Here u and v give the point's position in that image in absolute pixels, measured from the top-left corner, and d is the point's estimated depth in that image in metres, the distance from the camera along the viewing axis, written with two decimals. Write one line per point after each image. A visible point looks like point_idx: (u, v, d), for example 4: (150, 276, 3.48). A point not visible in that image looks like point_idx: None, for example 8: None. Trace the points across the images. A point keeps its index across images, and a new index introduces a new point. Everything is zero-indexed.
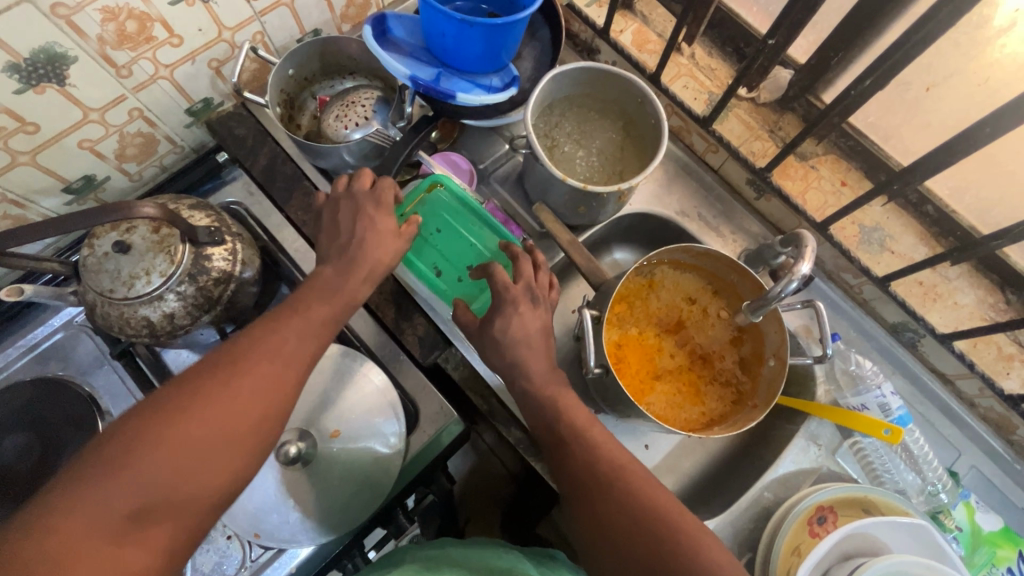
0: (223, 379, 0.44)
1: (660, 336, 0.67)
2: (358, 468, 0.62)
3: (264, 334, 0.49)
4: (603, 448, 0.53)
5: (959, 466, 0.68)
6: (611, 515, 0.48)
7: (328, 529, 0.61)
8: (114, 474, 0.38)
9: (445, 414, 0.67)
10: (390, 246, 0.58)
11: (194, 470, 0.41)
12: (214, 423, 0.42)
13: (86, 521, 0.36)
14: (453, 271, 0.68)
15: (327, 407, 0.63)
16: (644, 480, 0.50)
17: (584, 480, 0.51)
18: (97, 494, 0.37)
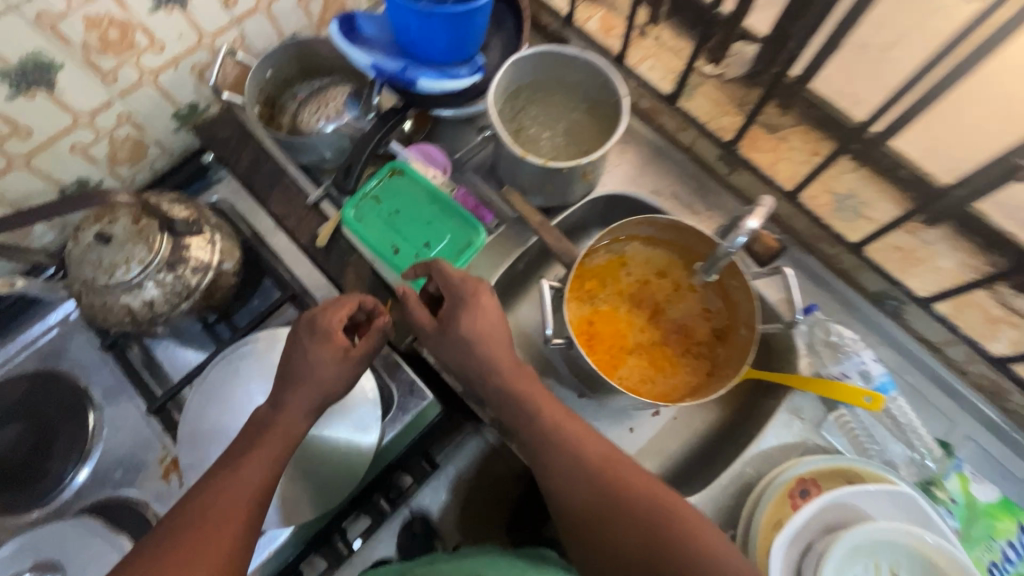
0: (192, 533, 0.50)
1: (632, 312, 0.66)
2: (336, 449, 0.64)
3: (226, 476, 0.54)
4: (587, 443, 0.54)
5: (952, 437, 0.65)
6: (613, 527, 0.50)
7: (311, 506, 0.62)
8: None
9: (417, 394, 0.68)
10: (330, 388, 0.59)
11: None
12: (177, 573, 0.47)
13: None
14: (410, 248, 0.68)
15: None
16: (627, 470, 0.53)
17: (576, 483, 0.52)
18: None
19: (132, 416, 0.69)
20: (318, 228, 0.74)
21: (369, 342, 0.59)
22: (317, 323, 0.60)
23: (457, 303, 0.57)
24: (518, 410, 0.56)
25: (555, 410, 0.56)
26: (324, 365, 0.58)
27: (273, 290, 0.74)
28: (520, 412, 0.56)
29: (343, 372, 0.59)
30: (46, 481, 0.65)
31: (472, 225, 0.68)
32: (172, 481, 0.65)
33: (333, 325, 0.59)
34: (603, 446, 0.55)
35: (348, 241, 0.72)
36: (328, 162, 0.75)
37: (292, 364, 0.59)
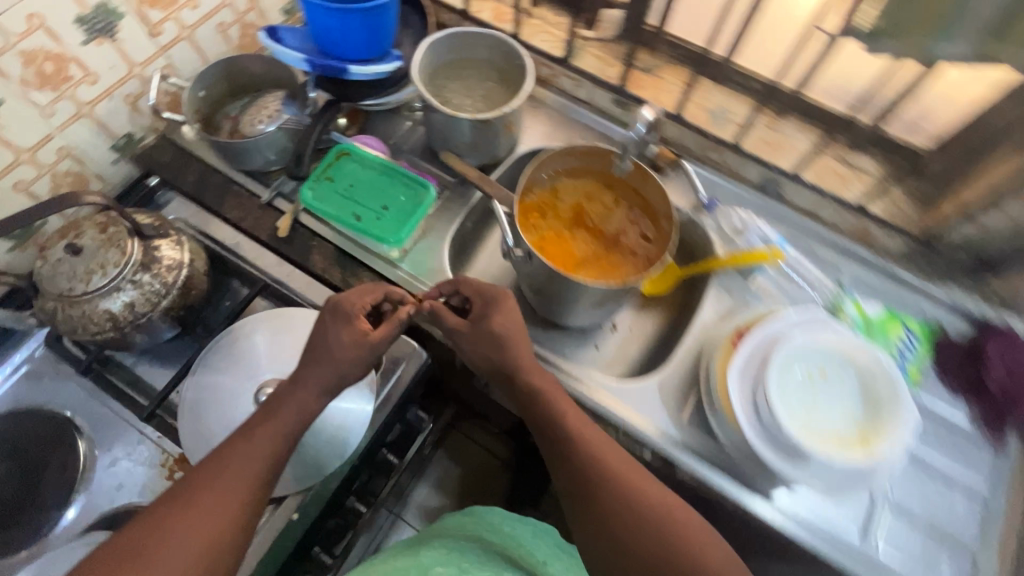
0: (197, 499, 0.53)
1: (574, 231, 0.78)
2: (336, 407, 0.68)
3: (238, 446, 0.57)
4: (608, 456, 0.59)
5: (842, 278, 0.79)
6: (615, 523, 0.55)
7: (323, 462, 0.66)
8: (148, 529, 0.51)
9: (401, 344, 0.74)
10: (351, 371, 0.63)
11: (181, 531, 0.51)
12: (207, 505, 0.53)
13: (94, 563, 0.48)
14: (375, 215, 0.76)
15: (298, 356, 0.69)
16: (642, 483, 0.58)
17: (589, 481, 0.58)
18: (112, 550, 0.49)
19: (122, 432, 0.68)
20: (277, 222, 0.79)
21: (388, 331, 0.64)
22: (343, 308, 0.64)
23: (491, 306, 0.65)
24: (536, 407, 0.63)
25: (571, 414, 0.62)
26: (345, 347, 0.62)
27: (241, 288, 0.78)
28: (548, 407, 0.62)
29: (360, 355, 0.63)
30: (41, 511, 0.64)
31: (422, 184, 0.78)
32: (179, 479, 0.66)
33: (356, 308, 0.64)
34: (621, 463, 0.59)
35: (309, 227, 0.79)
36: (273, 164, 0.81)
37: (313, 344, 0.63)
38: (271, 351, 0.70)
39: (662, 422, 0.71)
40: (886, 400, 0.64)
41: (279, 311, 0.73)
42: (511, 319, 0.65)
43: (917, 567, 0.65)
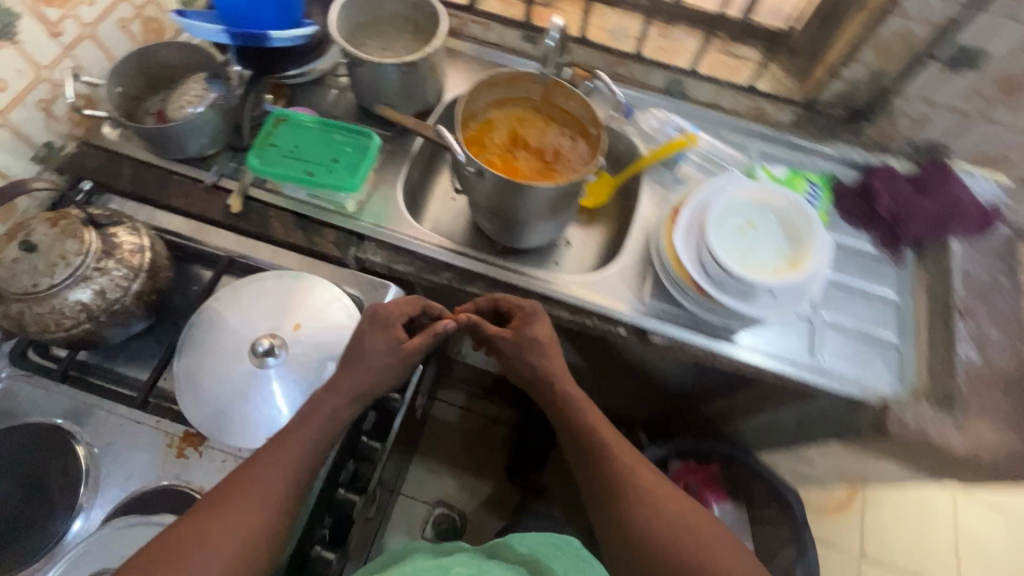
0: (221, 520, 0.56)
1: (515, 154, 0.84)
2: (332, 351, 0.71)
3: (268, 455, 0.61)
4: (630, 465, 0.68)
5: (751, 152, 0.91)
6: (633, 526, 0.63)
7: None
8: (196, 525, 0.56)
9: (378, 285, 0.78)
10: (381, 377, 0.67)
11: (224, 532, 0.56)
12: (250, 505, 0.58)
13: (154, 554, 0.54)
14: (329, 167, 0.76)
15: (284, 308, 0.72)
16: (664, 496, 0.65)
17: (614, 488, 0.67)
18: (170, 541, 0.55)
19: (116, 426, 0.68)
20: (227, 200, 0.80)
21: (424, 339, 0.69)
22: (382, 318, 0.69)
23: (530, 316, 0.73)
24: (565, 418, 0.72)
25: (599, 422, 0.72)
26: (379, 353, 0.67)
27: (203, 271, 0.78)
28: (578, 413, 0.72)
29: (392, 361, 0.68)
30: (53, 517, 0.63)
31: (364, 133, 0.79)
32: (190, 454, 0.66)
33: (393, 316, 0.69)
34: (645, 477, 0.67)
35: (262, 199, 0.80)
36: (209, 148, 0.80)
37: (351, 354, 0.67)
38: (251, 315, 0.71)
39: (628, 299, 0.79)
40: (805, 229, 0.75)
41: (256, 275, 0.74)
42: (546, 327, 0.73)
43: (858, 367, 0.77)
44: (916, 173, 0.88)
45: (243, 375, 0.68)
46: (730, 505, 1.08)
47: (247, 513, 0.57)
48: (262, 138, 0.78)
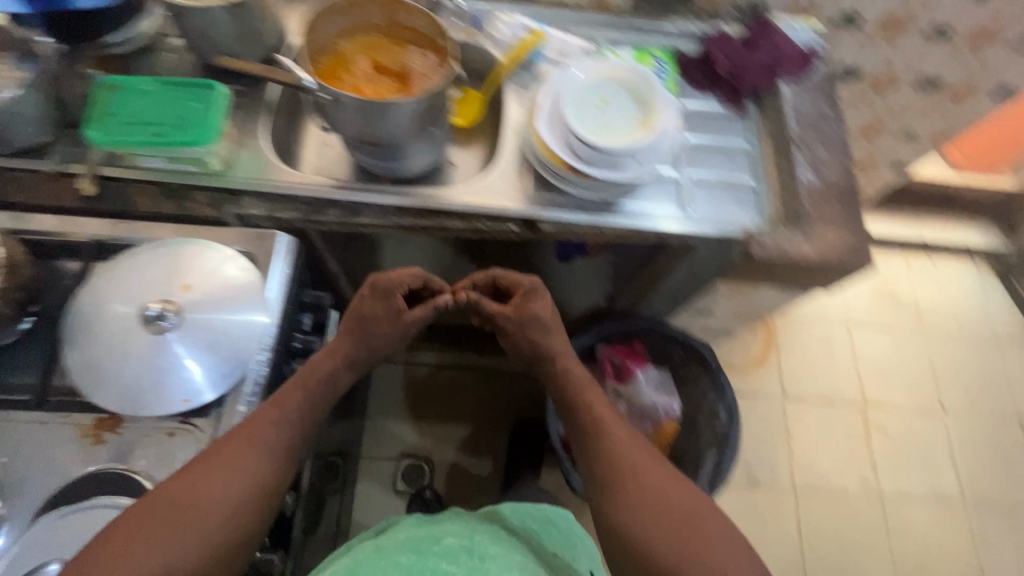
0: (208, 482, 0.62)
1: (371, 79, 0.84)
2: (231, 305, 0.70)
3: (265, 415, 0.68)
4: (633, 458, 0.75)
5: (599, 40, 0.96)
6: (626, 510, 0.71)
7: (240, 353, 0.69)
8: (199, 472, 0.63)
9: (266, 235, 0.77)
10: (379, 340, 0.83)
11: (227, 479, 0.63)
12: (249, 459, 0.65)
13: (163, 497, 0.61)
14: (182, 126, 0.73)
15: (170, 272, 0.70)
16: (662, 489, 0.72)
17: (614, 473, 0.74)
18: (176, 486, 0.62)
19: (17, 431, 0.65)
20: (76, 184, 0.76)
21: (419, 310, 0.84)
22: (384, 288, 0.83)
23: (529, 291, 0.89)
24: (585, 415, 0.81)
25: (610, 416, 0.81)
26: (379, 318, 0.82)
27: (69, 263, 0.74)
28: (584, 398, 0.83)
29: (391, 324, 0.83)
30: None
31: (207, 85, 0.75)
32: (107, 438, 0.66)
33: (393, 284, 0.83)
34: (649, 470, 0.73)
35: (114, 176, 0.76)
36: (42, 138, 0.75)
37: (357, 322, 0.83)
38: (134, 286, 0.69)
39: (512, 196, 0.84)
40: (650, 94, 0.81)
41: (138, 247, 0.72)
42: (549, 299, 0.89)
43: (722, 210, 0.86)
44: (744, 33, 0.97)
45: (141, 345, 0.67)
46: (655, 369, 1.18)
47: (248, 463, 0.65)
48: (99, 111, 0.73)
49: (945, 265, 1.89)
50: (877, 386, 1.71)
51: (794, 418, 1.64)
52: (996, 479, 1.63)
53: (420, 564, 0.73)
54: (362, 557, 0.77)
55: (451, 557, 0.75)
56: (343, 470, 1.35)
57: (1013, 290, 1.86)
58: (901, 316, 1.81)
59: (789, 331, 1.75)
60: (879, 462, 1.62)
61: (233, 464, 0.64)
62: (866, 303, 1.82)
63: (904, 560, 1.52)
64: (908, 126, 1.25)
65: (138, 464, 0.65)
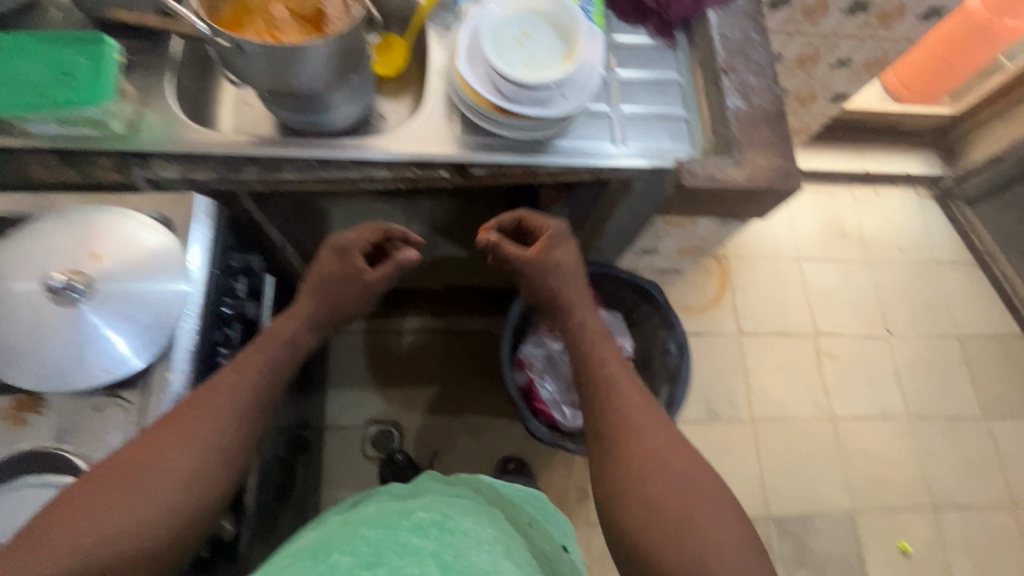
0: (168, 444, 0.61)
1: (278, 27, 0.80)
2: (149, 272, 0.67)
3: (217, 384, 0.67)
4: (639, 418, 0.72)
5: None
6: (629, 471, 0.66)
7: (163, 320, 0.66)
8: (148, 443, 0.61)
9: (184, 197, 0.74)
10: (343, 301, 0.82)
11: (177, 448, 0.61)
12: (200, 426, 0.63)
13: (112, 470, 0.58)
14: (66, 82, 0.67)
15: (75, 243, 0.66)
16: (670, 452, 0.67)
17: (620, 430, 0.71)
18: (125, 459, 0.60)
19: None
20: None
21: (383, 270, 0.83)
22: (343, 245, 0.82)
23: (559, 237, 0.87)
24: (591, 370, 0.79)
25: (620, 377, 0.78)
26: (340, 284, 0.81)
27: None
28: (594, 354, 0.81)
29: (354, 287, 0.82)
30: None
31: (91, 37, 0.69)
32: (31, 418, 0.65)
33: (353, 242, 0.83)
34: (654, 430, 0.70)
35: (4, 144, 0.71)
36: None
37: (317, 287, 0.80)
38: (38, 256, 0.65)
39: (442, 140, 0.81)
40: (572, 25, 0.79)
41: (40, 219, 0.68)
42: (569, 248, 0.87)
43: (653, 142, 0.86)
44: None
45: (52, 319, 0.63)
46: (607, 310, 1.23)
47: (200, 430, 0.63)
48: None
49: (888, 195, 1.95)
50: (827, 316, 1.78)
51: (750, 352, 1.70)
52: (938, 393, 1.73)
53: (389, 537, 0.65)
54: (330, 530, 0.72)
55: (424, 531, 0.66)
56: (309, 441, 1.34)
57: (951, 214, 1.94)
58: (848, 248, 1.87)
59: (742, 270, 1.79)
60: (831, 387, 1.70)
61: (194, 426, 0.63)
62: (815, 237, 1.87)
63: (856, 475, 1.62)
64: (841, 54, 1.26)
65: (67, 442, 0.64)
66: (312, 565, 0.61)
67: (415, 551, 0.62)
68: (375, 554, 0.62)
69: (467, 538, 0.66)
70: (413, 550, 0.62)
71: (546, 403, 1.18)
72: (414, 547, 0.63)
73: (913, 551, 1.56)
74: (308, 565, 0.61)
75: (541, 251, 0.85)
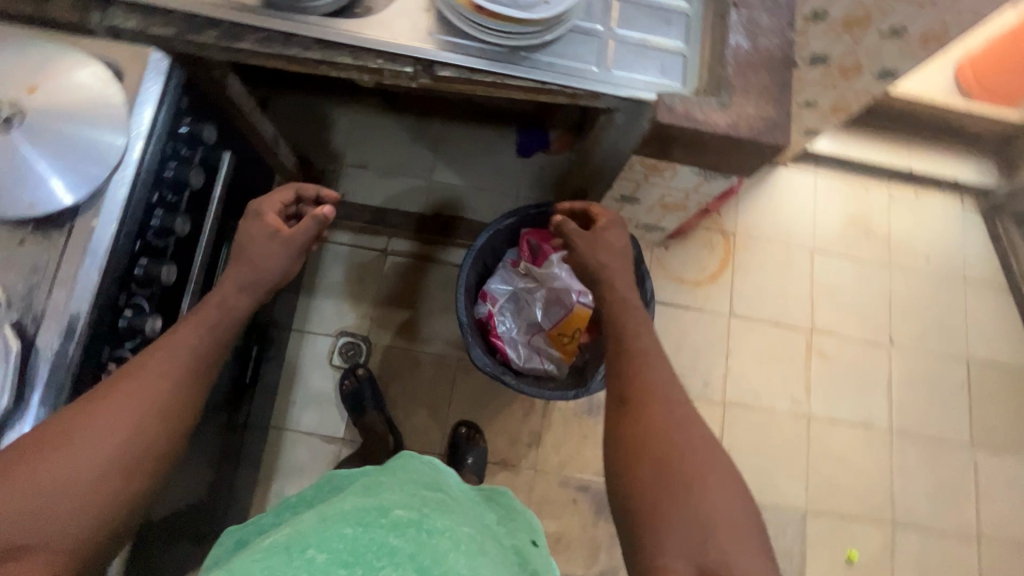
0: (101, 417, 0.59)
1: None
2: (83, 113, 0.67)
3: (149, 364, 0.65)
4: (661, 383, 0.72)
5: None
6: (655, 431, 0.66)
7: (91, 164, 0.67)
8: (70, 425, 0.58)
9: (138, 51, 0.72)
10: (267, 257, 0.79)
11: (102, 433, 0.58)
12: (128, 408, 0.61)
13: (29, 456, 0.55)
14: None
15: (15, 74, 0.67)
16: (687, 414, 0.69)
17: (639, 392, 0.71)
18: (46, 444, 0.56)
19: None
20: None
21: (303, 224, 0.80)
22: (261, 208, 0.84)
23: (611, 223, 0.95)
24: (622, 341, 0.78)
25: (641, 343, 0.77)
26: (258, 240, 0.80)
27: None
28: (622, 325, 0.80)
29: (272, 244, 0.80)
30: None
31: None
32: None
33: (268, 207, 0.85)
34: (666, 389, 0.71)
35: None
36: None
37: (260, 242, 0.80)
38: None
39: (411, 32, 0.77)
40: None
41: None
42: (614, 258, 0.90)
43: (639, 72, 0.79)
44: None
45: None
46: None
47: (129, 413, 0.60)
48: None
49: (928, 198, 1.81)
50: (830, 313, 1.69)
51: (737, 334, 1.64)
52: (928, 414, 1.64)
53: (365, 536, 0.65)
54: (305, 524, 0.70)
55: (401, 530, 0.66)
56: (275, 339, 1.37)
57: (993, 231, 1.78)
58: (869, 248, 1.75)
59: (749, 251, 1.70)
60: (814, 386, 1.63)
61: (121, 407, 0.60)
62: (835, 230, 1.75)
63: (819, 477, 1.57)
64: (894, 22, 1.08)
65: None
66: (287, 564, 0.61)
67: (393, 553, 0.63)
68: (352, 553, 0.63)
69: (443, 541, 0.67)
70: (391, 551, 0.64)
71: (502, 339, 1.17)
72: (391, 549, 0.64)
73: (859, 560, 1.52)
74: (282, 564, 0.60)
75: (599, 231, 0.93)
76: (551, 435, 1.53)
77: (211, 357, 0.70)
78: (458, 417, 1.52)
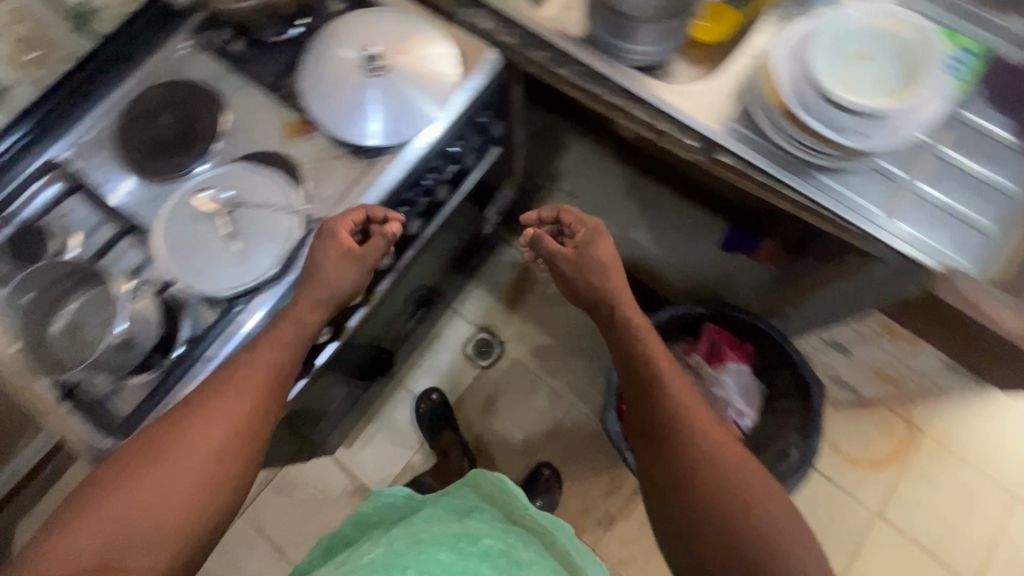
0: (175, 451, 0.68)
1: None
2: (424, 82, 0.81)
3: (221, 393, 0.71)
4: (683, 412, 0.78)
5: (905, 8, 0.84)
6: (681, 467, 0.75)
7: (410, 121, 0.79)
8: (148, 456, 0.67)
9: (482, 46, 0.84)
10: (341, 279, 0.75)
11: (175, 467, 0.68)
12: (197, 444, 0.69)
13: (118, 481, 0.66)
14: None
15: (393, 36, 0.82)
16: (711, 441, 0.75)
17: (658, 428, 0.78)
18: (130, 473, 0.67)
19: (255, 98, 0.83)
20: None
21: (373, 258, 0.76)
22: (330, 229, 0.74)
23: (591, 233, 0.84)
24: (662, 397, 0.79)
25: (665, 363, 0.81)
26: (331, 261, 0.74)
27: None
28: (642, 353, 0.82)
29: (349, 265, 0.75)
30: (193, 149, 0.81)
31: None
32: (295, 137, 0.81)
33: (339, 227, 0.74)
34: (694, 417, 0.77)
35: None
36: None
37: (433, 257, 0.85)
38: (364, 33, 0.82)
39: (713, 111, 0.80)
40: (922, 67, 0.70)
41: (381, 9, 0.85)
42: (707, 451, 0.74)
43: (930, 234, 0.72)
44: None
45: (350, 79, 0.80)
46: (749, 373, 1.18)
47: (199, 449, 0.69)
48: None
49: None
50: None
51: (876, 540, 1.40)
52: None
53: (458, 562, 0.75)
54: (398, 547, 0.77)
55: (492, 561, 0.76)
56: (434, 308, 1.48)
57: None
58: None
59: (933, 459, 1.44)
60: None
61: (191, 443, 0.69)
62: None
63: None
64: None
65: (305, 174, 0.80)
66: None
67: None
68: None
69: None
70: None
71: None
72: None
73: None
74: None
75: (581, 252, 0.84)
76: (623, 525, 1.45)
77: (276, 381, 0.73)
78: (545, 457, 1.51)
